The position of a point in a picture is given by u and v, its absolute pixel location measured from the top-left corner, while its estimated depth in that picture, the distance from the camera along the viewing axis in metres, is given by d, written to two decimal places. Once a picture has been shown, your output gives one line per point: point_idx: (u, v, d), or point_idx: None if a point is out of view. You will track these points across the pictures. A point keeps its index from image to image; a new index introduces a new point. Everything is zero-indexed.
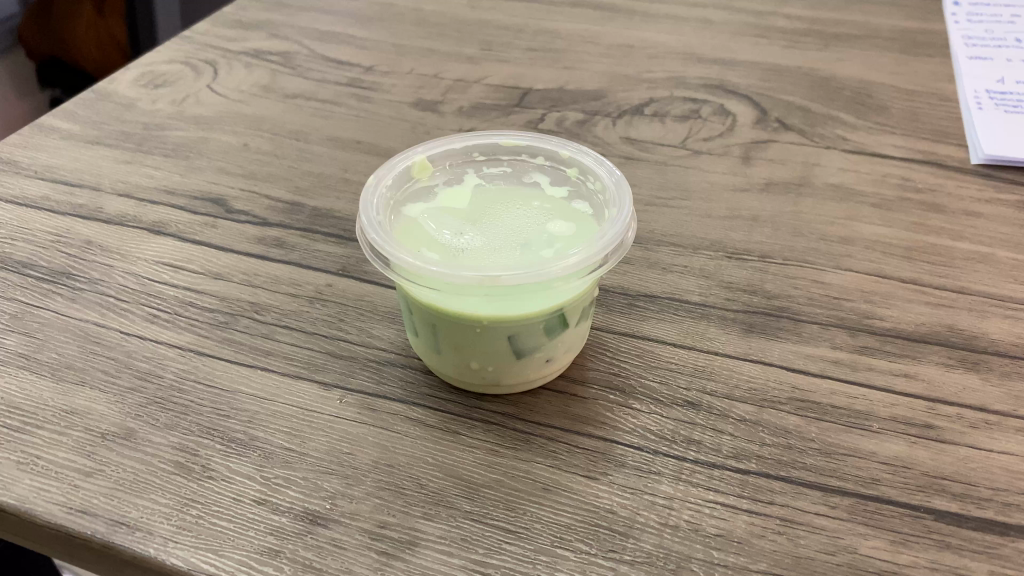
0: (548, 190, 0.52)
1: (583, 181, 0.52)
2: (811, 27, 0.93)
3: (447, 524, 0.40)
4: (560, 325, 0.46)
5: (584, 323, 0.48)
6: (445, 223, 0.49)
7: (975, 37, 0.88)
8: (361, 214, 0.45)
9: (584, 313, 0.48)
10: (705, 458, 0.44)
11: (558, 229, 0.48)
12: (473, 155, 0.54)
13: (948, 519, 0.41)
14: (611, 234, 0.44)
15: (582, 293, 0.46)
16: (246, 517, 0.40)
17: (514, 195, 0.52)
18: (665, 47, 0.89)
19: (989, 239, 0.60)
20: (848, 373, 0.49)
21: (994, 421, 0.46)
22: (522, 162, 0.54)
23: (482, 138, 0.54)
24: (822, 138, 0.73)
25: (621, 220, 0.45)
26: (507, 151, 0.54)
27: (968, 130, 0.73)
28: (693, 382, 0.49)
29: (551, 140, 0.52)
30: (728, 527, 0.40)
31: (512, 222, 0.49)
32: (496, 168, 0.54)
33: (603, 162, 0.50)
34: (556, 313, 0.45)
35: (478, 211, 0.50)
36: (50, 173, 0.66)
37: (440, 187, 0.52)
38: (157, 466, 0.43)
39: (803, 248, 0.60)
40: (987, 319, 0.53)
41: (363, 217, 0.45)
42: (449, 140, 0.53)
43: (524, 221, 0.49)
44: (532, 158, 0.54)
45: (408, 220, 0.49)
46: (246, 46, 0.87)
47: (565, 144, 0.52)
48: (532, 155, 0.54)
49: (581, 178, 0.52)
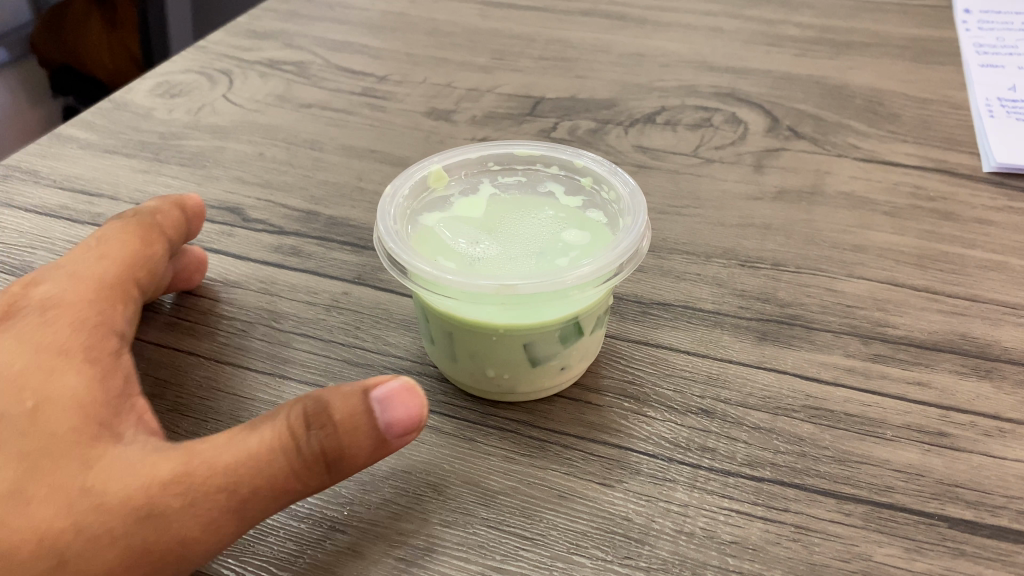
0: (563, 199, 0.53)
1: (598, 190, 0.52)
2: (822, 35, 0.94)
3: (464, 531, 0.41)
4: (576, 333, 0.46)
5: (600, 330, 0.49)
6: (462, 232, 0.49)
7: (985, 45, 0.89)
8: (378, 224, 0.46)
9: (599, 322, 0.48)
10: (720, 465, 0.44)
11: (574, 237, 0.49)
12: (488, 165, 0.55)
13: (962, 527, 0.41)
14: (626, 244, 0.44)
15: (597, 302, 0.46)
16: (265, 523, 0.41)
17: (528, 203, 0.52)
18: (677, 56, 0.90)
19: (1001, 248, 0.60)
20: (862, 381, 0.49)
21: (1008, 429, 0.47)
22: (537, 172, 0.55)
23: (497, 148, 0.54)
24: (834, 146, 0.73)
25: (635, 230, 0.45)
26: (522, 160, 0.55)
27: (979, 138, 0.73)
28: (707, 390, 0.49)
29: (566, 149, 0.53)
30: (743, 535, 0.41)
31: (528, 230, 0.50)
32: (511, 177, 0.55)
33: (617, 171, 0.51)
34: (573, 321, 0.45)
35: (493, 220, 0.51)
36: (69, 183, 0.67)
37: (455, 196, 0.53)
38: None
39: (815, 257, 0.60)
40: (1001, 327, 0.53)
41: (380, 227, 0.46)
42: (464, 150, 0.54)
43: (540, 230, 0.50)
44: (546, 167, 0.54)
45: (424, 230, 0.50)
46: (261, 57, 0.88)
47: (579, 153, 0.52)
48: (546, 165, 0.54)
49: (595, 187, 0.52)
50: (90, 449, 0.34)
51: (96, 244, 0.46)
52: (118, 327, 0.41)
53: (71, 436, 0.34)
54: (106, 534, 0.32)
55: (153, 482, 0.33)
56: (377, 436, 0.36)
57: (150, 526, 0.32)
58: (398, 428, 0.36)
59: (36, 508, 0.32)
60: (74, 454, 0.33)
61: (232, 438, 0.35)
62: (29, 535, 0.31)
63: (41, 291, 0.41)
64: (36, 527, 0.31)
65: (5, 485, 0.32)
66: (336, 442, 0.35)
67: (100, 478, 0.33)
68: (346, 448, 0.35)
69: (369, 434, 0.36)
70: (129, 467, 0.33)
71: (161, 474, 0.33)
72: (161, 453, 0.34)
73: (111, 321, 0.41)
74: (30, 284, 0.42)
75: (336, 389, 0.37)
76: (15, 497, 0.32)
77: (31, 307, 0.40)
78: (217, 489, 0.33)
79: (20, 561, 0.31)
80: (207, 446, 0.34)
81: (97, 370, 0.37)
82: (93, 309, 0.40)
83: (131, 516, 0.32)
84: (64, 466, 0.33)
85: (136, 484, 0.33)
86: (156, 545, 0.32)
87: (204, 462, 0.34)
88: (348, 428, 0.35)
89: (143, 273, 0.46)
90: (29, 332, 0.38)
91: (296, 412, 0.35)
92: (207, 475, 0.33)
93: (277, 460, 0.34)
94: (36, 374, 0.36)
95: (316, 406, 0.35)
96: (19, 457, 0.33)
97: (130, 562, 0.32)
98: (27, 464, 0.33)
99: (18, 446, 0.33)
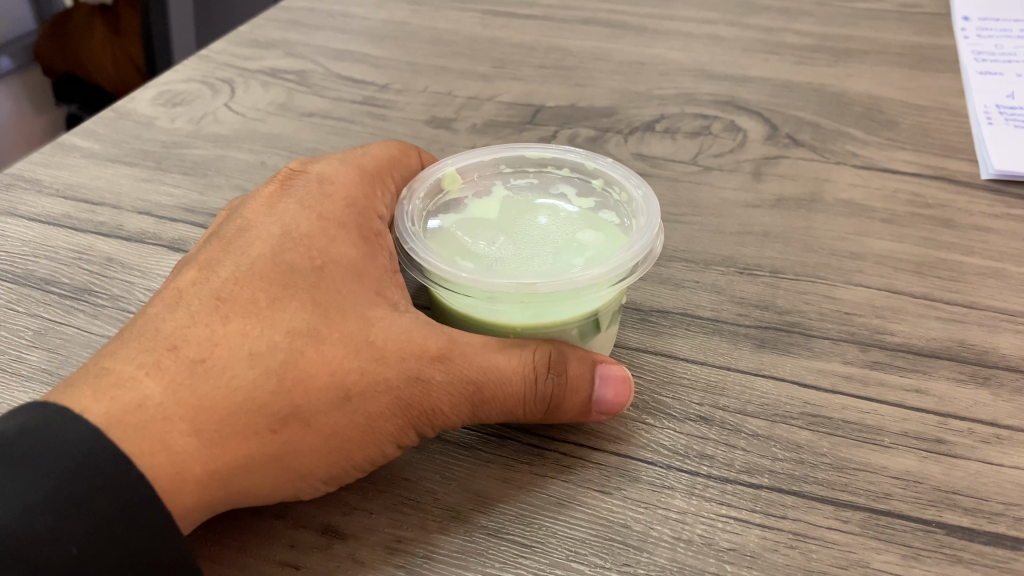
0: (575, 201, 0.53)
1: (609, 192, 0.53)
2: (822, 43, 0.94)
3: (464, 538, 0.41)
4: (589, 332, 0.47)
5: (612, 331, 0.49)
6: (479, 232, 0.50)
7: (985, 52, 0.89)
8: (398, 227, 0.48)
9: (614, 319, 0.49)
10: (718, 473, 0.44)
11: (590, 235, 0.49)
12: (500, 167, 0.56)
13: (959, 534, 0.41)
14: (638, 248, 0.44)
15: (612, 301, 0.47)
16: (265, 530, 0.41)
17: (541, 205, 0.53)
18: (676, 64, 0.90)
19: (999, 255, 0.61)
20: (860, 389, 0.50)
21: (1005, 436, 0.47)
22: (548, 174, 0.56)
23: (509, 151, 0.55)
24: (833, 154, 0.73)
25: (648, 233, 0.45)
26: (533, 163, 0.56)
27: (978, 146, 0.73)
28: (706, 397, 0.49)
29: (578, 152, 0.53)
30: (741, 542, 0.41)
31: (544, 231, 0.50)
32: (523, 180, 0.56)
33: (631, 176, 0.51)
34: (588, 321, 0.46)
35: (509, 221, 0.51)
36: (72, 192, 0.67)
37: (469, 198, 0.54)
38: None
39: (814, 264, 0.60)
40: (999, 334, 0.54)
41: (402, 236, 0.47)
42: (478, 153, 0.54)
43: (555, 230, 0.50)
44: (557, 170, 0.55)
45: (440, 231, 0.50)
46: (263, 65, 0.89)
47: (590, 156, 0.53)
48: (557, 167, 0.55)
49: (607, 189, 0.53)
50: (371, 311, 0.42)
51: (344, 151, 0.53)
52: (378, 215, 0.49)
53: (357, 301, 0.42)
54: (381, 386, 0.40)
55: (425, 356, 0.41)
56: (590, 400, 0.44)
57: (413, 388, 0.41)
58: (603, 404, 0.45)
59: (332, 350, 0.40)
60: (359, 315, 0.41)
61: (489, 344, 0.42)
62: (327, 368, 0.39)
63: (313, 178, 0.49)
64: (330, 365, 0.39)
65: (306, 324, 0.40)
66: (561, 390, 0.43)
67: (379, 337, 0.41)
68: (567, 400, 0.43)
69: (587, 395, 0.44)
70: (403, 334, 0.41)
71: (429, 349, 0.41)
72: (427, 328, 0.42)
73: (375, 203, 0.49)
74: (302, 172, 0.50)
75: (572, 350, 0.44)
76: (316, 337, 0.40)
77: (310, 188, 0.48)
78: (469, 382, 0.41)
79: (316, 389, 0.39)
80: (466, 342, 0.42)
81: (369, 251, 0.45)
82: (362, 194, 0.48)
83: (403, 376, 0.40)
84: (352, 322, 0.41)
85: (410, 350, 0.41)
86: (416, 404, 0.41)
87: (464, 356, 0.41)
88: (574, 384, 0.43)
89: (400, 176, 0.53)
90: (313, 208, 0.46)
91: (541, 350, 0.43)
92: (464, 366, 0.41)
93: (518, 382, 0.42)
94: (326, 241, 0.44)
95: (555, 357, 0.43)
96: (317, 305, 0.41)
97: (394, 411, 0.40)
98: (323, 314, 0.41)
99: (314, 296, 0.41)
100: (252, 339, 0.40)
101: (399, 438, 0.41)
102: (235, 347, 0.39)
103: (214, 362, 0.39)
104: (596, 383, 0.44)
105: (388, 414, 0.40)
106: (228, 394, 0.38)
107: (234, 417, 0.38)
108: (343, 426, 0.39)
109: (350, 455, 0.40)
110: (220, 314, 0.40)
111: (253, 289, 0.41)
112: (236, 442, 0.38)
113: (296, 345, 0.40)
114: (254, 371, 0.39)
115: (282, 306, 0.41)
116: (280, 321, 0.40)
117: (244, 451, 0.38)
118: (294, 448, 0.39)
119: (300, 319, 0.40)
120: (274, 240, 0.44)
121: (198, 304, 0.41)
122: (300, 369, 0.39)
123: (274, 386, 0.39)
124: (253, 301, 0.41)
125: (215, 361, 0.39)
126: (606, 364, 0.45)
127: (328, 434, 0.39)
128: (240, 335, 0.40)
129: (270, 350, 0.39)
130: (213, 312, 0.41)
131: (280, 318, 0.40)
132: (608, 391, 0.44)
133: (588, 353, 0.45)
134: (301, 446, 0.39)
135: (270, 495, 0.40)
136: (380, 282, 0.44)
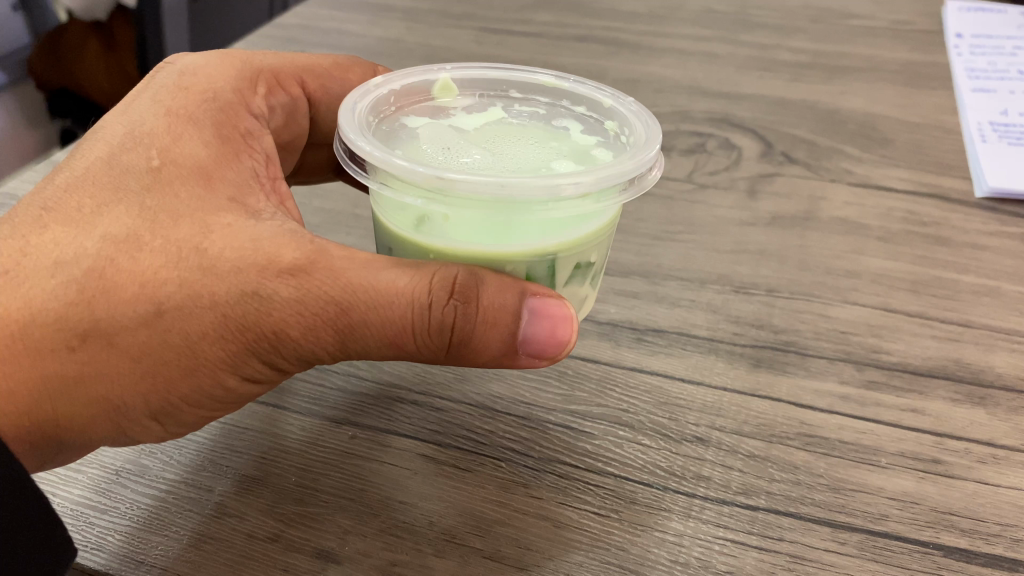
0: (578, 136, 0.52)
1: (617, 135, 0.50)
2: (815, 60, 0.95)
3: (459, 562, 0.40)
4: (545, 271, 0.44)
5: (576, 286, 0.47)
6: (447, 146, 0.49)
7: (977, 69, 0.90)
8: (346, 103, 0.45)
9: (580, 273, 0.46)
10: (714, 494, 0.44)
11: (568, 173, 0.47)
12: (510, 92, 0.56)
13: (957, 556, 0.41)
14: (627, 167, 0.40)
15: (577, 246, 0.44)
16: (259, 554, 0.41)
17: (533, 130, 0.53)
18: (670, 81, 0.90)
19: (994, 273, 0.61)
20: (855, 409, 0.50)
21: (1002, 456, 0.47)
22: (560, 109, 0.55)
23: (517, 76, 0.55)
24: (827, 171, 0.74)
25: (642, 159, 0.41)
26: (548, 93, 0.55)
27: (972, 162, 0.74)
28: (702, 418, 0.49)
29: (596, 87, 0.52)
30: (737, 564, 0.41)
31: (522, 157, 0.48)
32: (529, 107, 0.55)
33: (634, 107, 0.49)
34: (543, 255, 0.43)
35: (482, 139, 0.50)
36: None
37: (457, 111, 0.54)
38: (154, 506, 0.43)
39: (811, 282, 0.60)
40: (995, 353, 0.54)
41: (343, 119, 0.43)
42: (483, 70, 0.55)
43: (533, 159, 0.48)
44: (573, 106, 0.54)
45: (398, 138, 0.48)
46: None
47: (605, 94, 0.51)
48: (574, 104, 0.54)
49: (618, 131, 0.50)
50: (211, 218, 0.40)
51: (220, 60, 0.52)
52: (245, 117, 0.49)
53: (194, 207, 0.41)
54: (205, 301, 0.38)
55: (273, 265, 0.38)
56: (510, 336, 0.41)
57: (249, 305, 0.38)
58: (530, 344, 0.41)
59: (147, 258, 0.38)
60: (196, 222, 0.40)
61: (371, 262, 0.40)
62: (137, 280, 0.38)
63: (171, 86, 0.48)
64: (142, 276, 0.38)
65: (124, 231, 0.39)
66: (466, 319, 0.40)
67: (213, 245, 0.39)
68: (477, 334, 0.40)
69: (505, 330, 0.40)
70: (247, 243, 0.39)
71: (282, 260, 0.39)
72: (280, 237, 0.40)
73: (235, 116, 0.48)
74: (170, 81, 0.48)
75: (494, 276, 0.41)
76: (133, 243, 0.39)
77: (166, 98, 0.47)
78: (328, 300, 0.38)
79: (123, 301, 0.37)
80: (339, 256, 0.39)
81: (221, 152, 0.44)
82: (215, 110, 0.47)
83: (237, 292, 0.38)
84: (184, 229, 0.39)
85: (249, 259, 0.38)
86: (251, 323, 0.38)
87: (327, 270, 0.39)
88: (488, 321, 0.40)
89: (314, 82, 0.59)
90: (162, 117, 0.45)
91: (446, 272, 0.40)
92: (324, 281, 0.38)
93: (405, 304, 0.39)
94: (167, 149, 0.43)
95: (454, 281, 0.40)
96: (143, 211, 0.40)
97: (224, 331, 0.38)
98: (147, 220, 0.40)
99: (143, 203, 0.40)
100: (63, 247, 0.38)
101: (237, 365, 0.40)
102: (43, 255, 0.38)
103: (16, 272, 0.38)
104: (523, 317, 0.41)
105: (214, 334, 0.38)
106: (23, 305, 0.37)
107: (26, 331, 0.37)
108: (161, 342, 0.38)
109: (172, 384, 0.39)
110: (40, 225, 0.39)
111: (81, 198, 0.40)
112: (39, 362, 0.37)
113: (108, 253, 0.38)
114: (56, 281, 0.38)
115: (102, 215, 0.40)
116: (95, 227, 0.39)
117: (41, 371, 0.37)
118: (100, 366, 0.37)
119: (119, 225, 0.39)
120: (113, 151, 0.43)
121: (22, 215, 0.40)
122: (107, 278, 0.38)
123: (74, 296, 0.37)
124: (76, 211, 0.40)
125: (17, 272, 0.38)
126: (543, 298, 0.41)
127: (136, 355, 0.38)
128: (53, 244, 0.39)
129: (76, 258, 0.38)
130: (33, 222, 0.40)
131: (98, 223, 0.39)
132: (542, 326, 0.41)
133: (517, 281, 0.41)
134: (105, 366, 0.37)
135: (92, 432, 0.39)
136: (234, 189, 0.43)
